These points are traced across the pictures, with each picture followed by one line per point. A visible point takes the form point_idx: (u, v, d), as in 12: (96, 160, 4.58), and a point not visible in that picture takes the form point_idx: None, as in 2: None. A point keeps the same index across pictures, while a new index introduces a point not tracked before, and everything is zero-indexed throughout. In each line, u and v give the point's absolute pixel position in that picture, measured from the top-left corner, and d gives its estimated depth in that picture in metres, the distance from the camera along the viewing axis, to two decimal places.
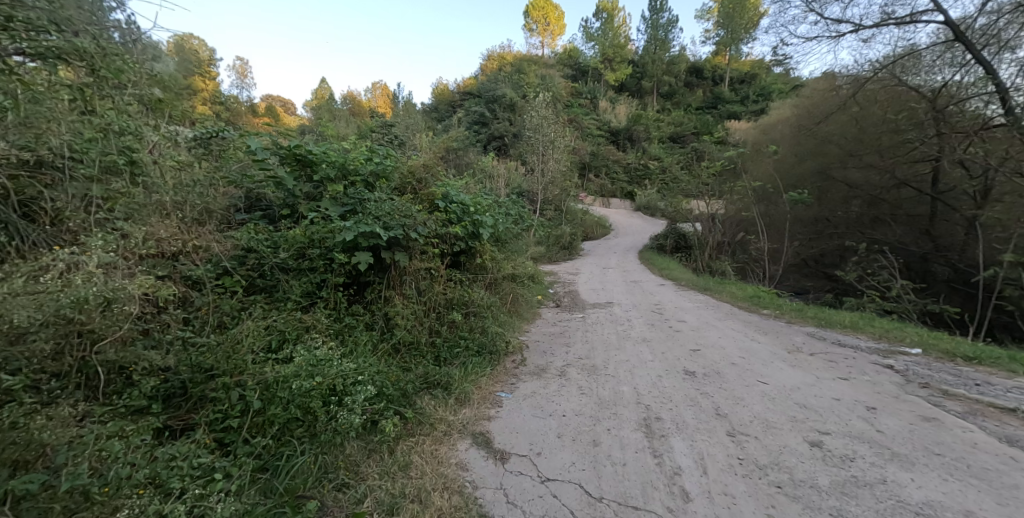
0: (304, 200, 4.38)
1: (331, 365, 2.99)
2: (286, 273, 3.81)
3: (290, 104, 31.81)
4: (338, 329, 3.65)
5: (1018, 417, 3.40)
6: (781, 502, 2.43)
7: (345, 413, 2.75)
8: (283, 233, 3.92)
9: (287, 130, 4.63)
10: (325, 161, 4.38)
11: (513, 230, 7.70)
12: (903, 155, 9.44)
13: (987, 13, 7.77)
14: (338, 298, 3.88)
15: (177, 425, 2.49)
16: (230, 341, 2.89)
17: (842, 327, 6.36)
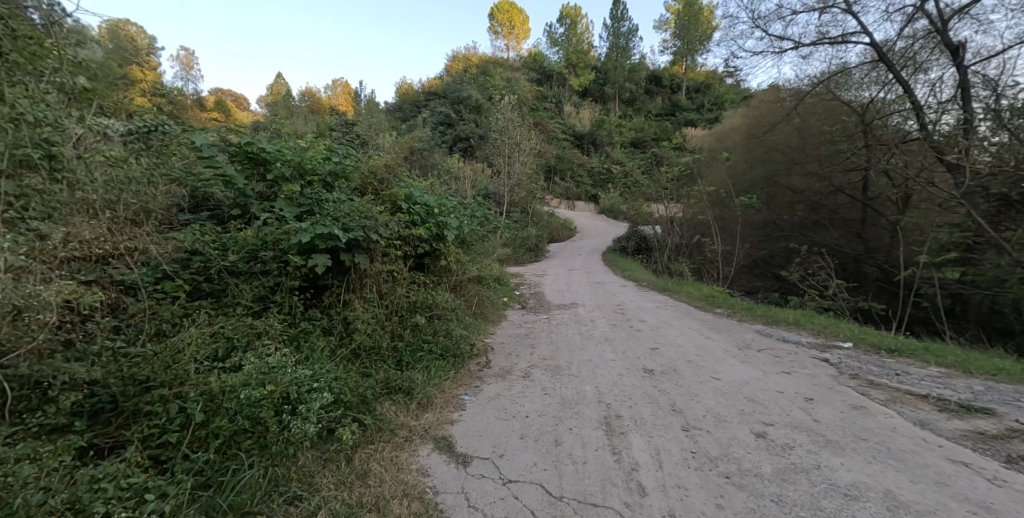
0: (256, 200, 4.28)
1: (285, 372, 2.92)
2: (235, 277, 3.70)
3: (242, 99, 30.43)
4: (293, 335, 3.58)
5: (929, 402, 3.77)
6: (729, 491, 2.58)
7: (299, 422, 2.69)
8: (232, 235, 3.82)
9: (237, 127, 4.41)
10: (280, 159, 4.33)
11: (479, 233, 7.75)
12: (839, 164, 10.17)
13: (905, 37, 8.75)
14: (293, 302, 3.79)
15: (104, 443, 2.38)
16: (170, 350, 2.78)
17: (786, 324, 6.79)
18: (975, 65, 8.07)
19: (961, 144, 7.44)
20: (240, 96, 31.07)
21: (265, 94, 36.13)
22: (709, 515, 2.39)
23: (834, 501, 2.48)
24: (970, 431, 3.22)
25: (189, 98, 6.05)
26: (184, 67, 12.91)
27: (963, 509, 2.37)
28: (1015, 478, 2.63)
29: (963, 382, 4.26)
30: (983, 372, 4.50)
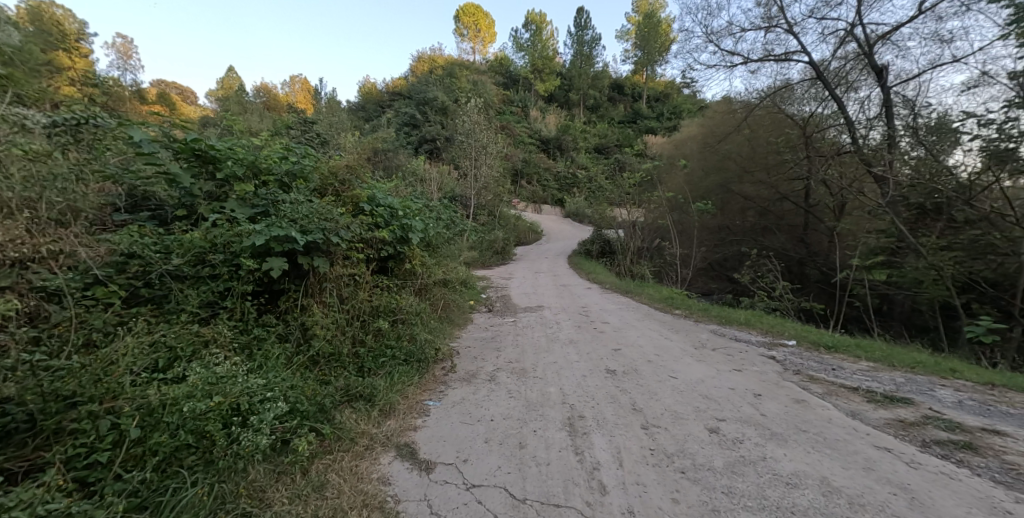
0: (205, 201, 4.08)
1: (234, 382, 2.84)
2: (180, 281, 3.54)
3: (189, 93, 28.73)
4: (244, 343, 3.47)
5: (859, 393, 4.11)
6: (684, 486, 2.72)
7: (250, 434, 2.60)
8: (176, 237, 3.64)
9: (182, 122, 4.20)
10: (230, 157, 4.14)
11: (444, 235, 7.73)
12: (784, 173, 10.83)
13: (838, 58, 9.52)
14: (245, 308, 3.66)
15: (19, 467, 2.16)
16: (100, 362, 2.61)
17: (738, 324, 7.16)
18: (897, 86, 8.83)
19: (885, 157, 8.13)
20: (188, 89, 29.34)
21: (215, 88, 34.31)
22: (665, 509, 2.51)
23: (777, 490, 2.65)
24: (892, 420, 3.53)
25: (129, 90, 5.70)
26: (123, 56, 12.05)
27: (885, 491, 2.60)
28: (929, 461, 2.91)
29: (887, 374, 4.65)
30: (906, 364, 4.93)
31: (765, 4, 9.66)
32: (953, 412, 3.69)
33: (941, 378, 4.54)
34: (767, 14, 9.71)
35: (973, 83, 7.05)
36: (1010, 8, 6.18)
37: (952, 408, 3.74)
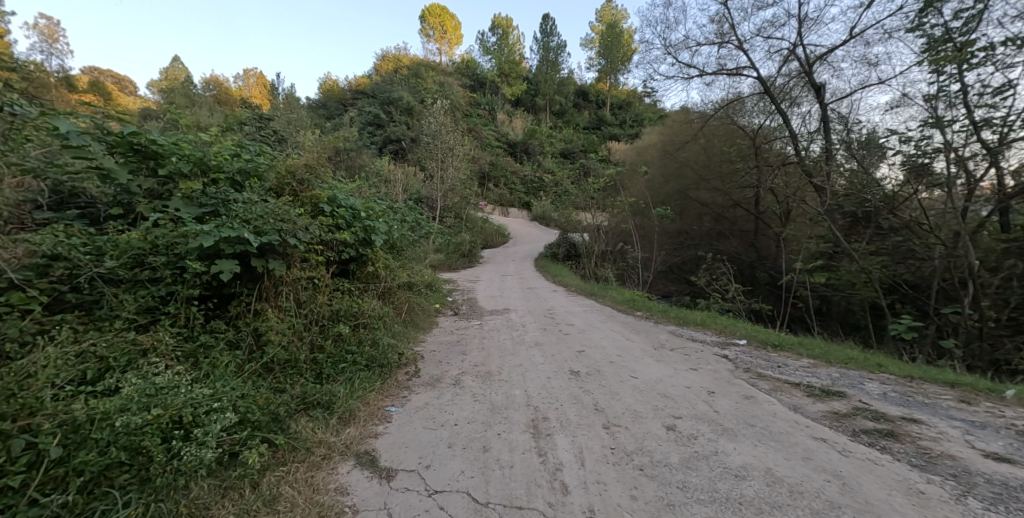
0: (144, 198, 3.87)
1: (177, 393, 2.67)
2: (114, 286, 3.35)
3: (128, 83, 26.81)
4: (188, 351, 3.30)
5: (800, 388, 4.40)
6: (642, 482, 2.83)
7: (194, 449, 2.45)
8: (110, 238, 3.43)
9: (119, 113, 3.82)
10: (175, 154, 3.94)
11: (409, 238, 7.64)
12: (736, 181, 11.41)
13: (783, 75, 10.13)
14: (190, 313, 3.48)
15: None
16: (15, 375, 2.42)
17: (695, 325, 7.47)
18: (833, 103, 9.49)
19: (823, 169, 8.71)
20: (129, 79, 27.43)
21: (159, 78, 32.08)
22: (624, 506, 2.60)
23: (726, 482, 2.80)
24: (828, 412, 3.81)
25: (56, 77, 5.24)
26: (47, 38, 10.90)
27: (820, 478, 2.81)
28: (859, 449, 3.16)
29: (826, 370, 5.00)
30: (842, 361, 5.30)
31: (718, 21, 10.17)
32: (879, 403, 4.01)
33: (871, 373, 4.91)
34: (720, 31, 10.22)
35: (896, 103, 7.68)
36: (925, 38, 6.79)
37: (879, 400, 4.07)
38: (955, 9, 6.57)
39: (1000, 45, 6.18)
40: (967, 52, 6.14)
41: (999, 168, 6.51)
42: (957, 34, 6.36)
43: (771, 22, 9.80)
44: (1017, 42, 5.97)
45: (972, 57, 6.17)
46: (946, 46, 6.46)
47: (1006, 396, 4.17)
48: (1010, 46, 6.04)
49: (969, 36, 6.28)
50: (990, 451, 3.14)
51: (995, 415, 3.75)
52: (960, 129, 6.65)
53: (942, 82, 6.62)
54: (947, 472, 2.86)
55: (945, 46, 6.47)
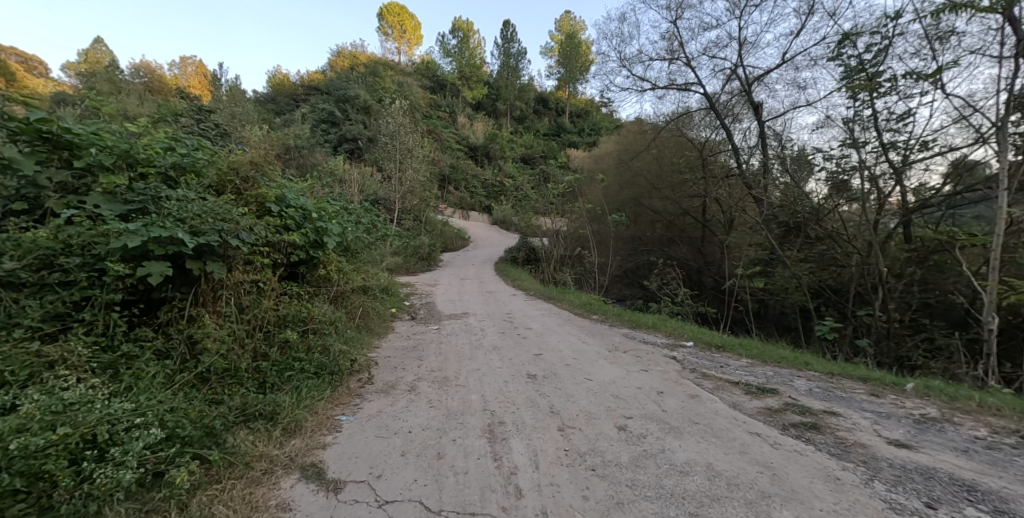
0: (54, 193, 3.51)
1: (90, 410, 2.46)
2: (17, 291, 3.03)
3: (42, 66, 24.35)
4: (107, 362, 3.03)
5: (739, 386, 4.68)
6: (593, 483, 2.91)
7: (108, 470, 2.28)
8: (13, 235, 3.09)
9: (23, 95, 3.43)
10: (93, 144, 3.61)
11: (364, 240, 7.45)
12: (685, 191, 11.96)
13: (726, 92, 10.74)
14: (110, 321, 3.21)
15: None
16: None
17: (646, 328, 7.76)
18: (769, 121, 10.17)
19: (761, 182, 9.33)
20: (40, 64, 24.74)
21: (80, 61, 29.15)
22: (576, 507, 2.66)
23: (671, 479, 2.93)
24: (762, 408, 4.07)
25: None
26: None
27: (754, 470, 2.99)
28: (787, 441, 3.40)
29: (761, 369, 5.34)
30: (776, 360, 5.68)
31: (669, 38, 10.67)
32: (807, 399, 4.33)
33: (799, 371, 5.30)
34: (670, 48, 10.73)
35: (821, 123, 8.35)
36: (843, 66, 7.45)
37: (805, 395, 4.40)
38: (867, 43, 7.24)
39: (903, 77, 6.88)
40: (876, 82, 6.81)
41: (903, 186, 7.31)
42: (868, 65, 7.02)
43: (715, 43, 10.38)
44: (915, 75, 6.68)
45: (880, 87, 6.85)
46: (859, 75, 7.12)
47: (908, 388, 4.62)
48: (910, 79, 6.75)
49: (878, 67, 6.96)
50: (894, 438, 3.48)
51: (899, 406, 4.15)
52: (872, 150, 7.35)
53: (856, 107, 7.28)
54: (858, 458, 3.14)
55: (859, 75, 7.13)
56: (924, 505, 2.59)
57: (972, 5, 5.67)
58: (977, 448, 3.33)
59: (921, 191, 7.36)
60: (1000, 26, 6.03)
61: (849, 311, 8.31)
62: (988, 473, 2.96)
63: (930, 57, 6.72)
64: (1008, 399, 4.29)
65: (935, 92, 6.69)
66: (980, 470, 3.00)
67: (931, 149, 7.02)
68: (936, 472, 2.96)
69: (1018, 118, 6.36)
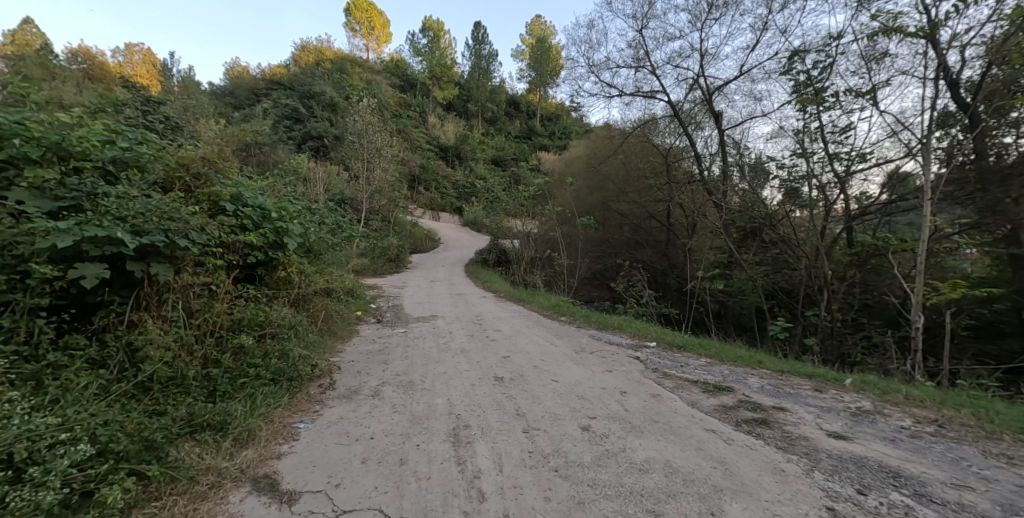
0: None
1: (7, 426, 2.27)
2: None
3: None
4: (31, 373, 2.80)
5: (696, 385, 4.81)
6: (555, 483, 2.92)
7: (26, 493, 2.10)
8: None
9: None
10: (19, 135, 3.34)
11: (329, 241, 7.25)
12: (651, 196, 12.31)
13: (689, 101, 11.08)
14: (35, 328, 2.98)
15: None
16: None
17: (613, 328, 7.90)
18: (728, 130, 10.57)
19: (721, 188, 9.68)
20: None
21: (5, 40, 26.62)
22: (537, 508, 2.66)
23: (631, 477, 2.98)
24: (718, 405, 4.21)
25: None
26: None
27: (708, 466, 3.08)
28: (739, 437, 3.52)
29: (718, 368, 5.52)
30: (733, 359, 5.87)
31: (635, 47, 10.91)
32: (758, 396, 4.50)
33: (753, 369, 5.50)
34: (637, 55, 10.98)
35: (775, 133, 8.74)
36: (793, 81, 7.83)
37: (756, 392, 4.57)
38: (815, 59, 7.63)
39: (844, 93, 7.31)
40: (821, 97, 7.20)
41: (846, 195, 7.75)
42: (815, 81, 7.41)
43: (679, 53, 10.72)
44: (855, 92, 7.09)
45: (825, 101, 7.23)
46: (807, 90, 7.51)
47: (846, 383, 4.89)
48: (850, 95, 7.16)
49: (823, 83, 7.35)
50: (833, 430, 3.67)
51: (839, 401, 4.38)
52: (819, 160, 7.74)
53: (805, 119, 7.66)
54: (802, 451, 3.29)
55: (807, 89, 7.51)
56: (857, 492, 2.74)
57: (902, 30, 6.08)
58: (902, 437, 3.57)
59: (862, 200, 7.82)
60: (925, 50, 6.49)
61: (799, 312, 8.75)
62: (912, 460, 3.17)
63: (868, 76, 7.16)
64: (932, 392, 4.61)
65: (872, 108, 7.13)
66: (905, 457, 3.21)
67: (869, 161, 7.47)
68: (870, 461, 3.13)
69: (940, 134, 7.00)
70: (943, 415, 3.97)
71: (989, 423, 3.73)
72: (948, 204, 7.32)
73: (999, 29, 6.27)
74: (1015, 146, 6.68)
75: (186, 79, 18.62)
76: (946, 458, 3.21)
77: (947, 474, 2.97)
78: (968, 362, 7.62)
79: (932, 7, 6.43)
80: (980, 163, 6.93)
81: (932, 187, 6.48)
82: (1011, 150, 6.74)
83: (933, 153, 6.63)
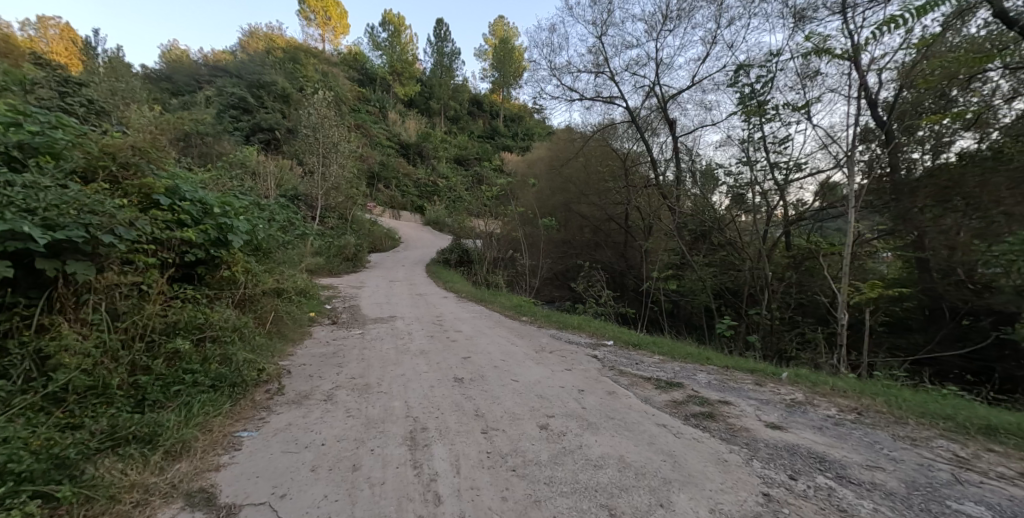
0: None
1: None
2: None
3: None
4: None
5: (649, 382, 4.92)
6: (512, 483, 2.88)
7: None
8: None
9: None
10: None
11: (279, 238, 6.89)
12: (610, 198, 12.60)
13: (645, 108, 11.37)
14: None
15: None
16: None
17: (572, 328, 7.98)
18: (682, 137, 10.94)
19: (674, 193, 10.00)
20: None
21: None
22: (494, 509, 2.61)
23: (586, 473, 2.98)
24: (669, 401, 4.32)
25: None
26: None
27: (658, 459, 3.14)
28: (688, 430, 3.62)
29: (671, 365, 5.67)
30: (685, 357, 6.05)
31: (595, 52, 11.10)
32: (706, 390, 4.66)
33: (702, 365, 5.70)
34: (597, 61, 11.16)
35: (723, 142, 9.11)
36: (738, 93, 8.20)
37: (705, 387, 4.73)
38: (757, 74, 8.03)
39: (783, 107, 7.73)
40: (763, 109, 7.58)
41: (785, 201, 8.19)
42: (757, 94, 7.80)
43: (636, 61, 10.99)
44: (792, 106, 7.51)
45: (766, 113, 7.62)
46: (751, 102, 7.89)
47: (783, 377, 5.16)
48: (788, 109, 7.59)
49: (765, 96, 7.75)
50: (770, 421, 3.85)
51: (778, 393, 4.61)
52: (762, 168, 8.15)
53: (750, 130, 8.03)
54: (743, 441, 3.42)
55: (751, 101, 7.89)
56: (789, 478, 2.88)
57: (830, 51, 6.51)
58: (829, 425, 3.79)
59: (798, 206, 8.29)
60: (849, 71, 6.97)
61: (744, 310, 9.18)
62: (837, 446, 3.37)
63: (804, 92, 7.60)
64: (855, 383, 4.94)
65: (807, 122, 7.58)
66: (831, 443, 3.40)
67: (805, 171, 7.94)
68: (803, 449, 3.29)
69: (863, 148, 7.62)
70: (861, 403, 4.26)
71: (898, 409, 4.03)
72: (869, 211, 8.15)
73: (909, 56, 6.81)
74: (921, 162, 7.63)
75: (116, 60, 17.16)
76: (864, 442, 3.44)
77: (863, 457, 3.18)
78: (883, 354, 8.28)
79: (855, 32, 6.90)
80: (895, 176, 7.84)
81: (855, 197, 6.97)
82: (918, 165, 7.71)
83: (855, 165, 7.10)
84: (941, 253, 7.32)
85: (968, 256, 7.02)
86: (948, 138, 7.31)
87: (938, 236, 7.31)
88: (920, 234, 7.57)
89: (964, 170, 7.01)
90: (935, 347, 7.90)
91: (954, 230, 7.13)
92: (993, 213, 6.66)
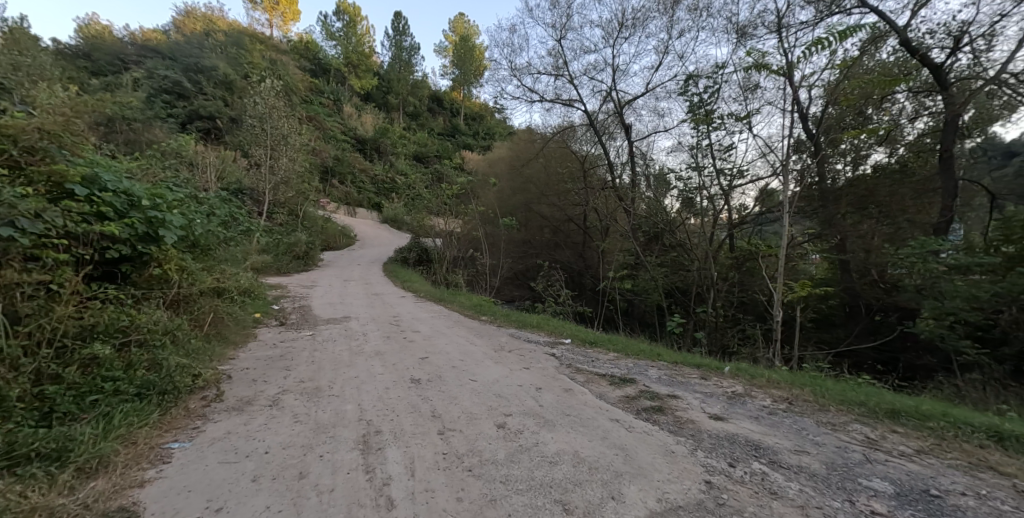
0: None
1: None
2: None
3: None
4: None
5: (604, 378, 4.98)
6: (468, 483, 2.80)
7: None
8: None
9: None
10: None
11: (220, 234, 6.44)
12: (569, 199, 12.76)
13: (603, 112, 11.57)
14: None
15: None
16: None
17: (530, 327, 7.97)
18: (637, 142, 11.20)
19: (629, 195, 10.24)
20: None
21: None
22: (449, 510, 2.52)
23: (541, 470, 2.95)
24: (622, 396, 4.38)
25: None
26: None
27: (611, 453, 3.16)
28: (640, 424, 3.68)
29: (624, 362, 5.77)
30: (638, 354, 6.16)
31: (554, 55, 11.18)
32: (657, 385, 4.76)
33: (654, 361, 5.84)
34: (556, 64, 11.25)
35: (675, 147, 9.42)
36: (688, 102, 8.51)
37: (655, 383, 4.83)
38: (705, 84, 8.35)
39: (728, 117, 8.07)
40: (710, 118, 7.90)
41: (729, 206, 8.57)
42: (705, 104, 8.11)
43: (594, 66, 11.16)
44: (736, 116, 7.86)
45: (712, 122, 7.95)
46: (699, 111, 8.20)
47: (726, 371, 5.37)
48: (732, 119, 7.94)
49: (712, 106, 8.07)
50: (714, 413, 3.99)
51: (723, 386, 4.78)
52: (709, 174, 8.48)
53: (698, 137, 8.34)
54: (689, 433, 3.51)
55: (699, 110, 8.20)
56: (728, 465, 2.97)
57: (768, 67, 6.87)
58: (764, 414, 3.97)
59: (740, 211, 8.70)
60: (783, 87, 7.38)
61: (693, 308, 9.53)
62: (772, 434, 3.52)
63: (746, 103, 7.97)
64: (788, 375, 5.21)
65: (748, 131, 7.95)
66: (766, 432, 3.56)
67: (746, 178, 8.34)
68: (743, 438, 3.42)
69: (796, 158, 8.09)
70: (792, 393, 4.50)
71: (821, 398, 4.29)
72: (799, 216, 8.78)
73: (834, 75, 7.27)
74: (844, 173, 8.44)
75: (26, 34, 15.45)
76: (794, 429, 3.62)
77: (793, 443, 3.34)
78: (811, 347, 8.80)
79: (790, 50, 7.31)
80: (823, 184, 8.49)
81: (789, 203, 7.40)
82: (840, 176, 8.50)
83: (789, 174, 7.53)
84: (859, 255, 8.13)
85: (881, 257, 7.91)
86: (864, 152, 8.20)
87: (858, 240, 8.18)
88: (842, 238, 8.33)
89: (877, 181, 8.14)
90: (853, 340, 8.47)
91: (870, 234, 8.12)
92: (902, 221, 7.99)
